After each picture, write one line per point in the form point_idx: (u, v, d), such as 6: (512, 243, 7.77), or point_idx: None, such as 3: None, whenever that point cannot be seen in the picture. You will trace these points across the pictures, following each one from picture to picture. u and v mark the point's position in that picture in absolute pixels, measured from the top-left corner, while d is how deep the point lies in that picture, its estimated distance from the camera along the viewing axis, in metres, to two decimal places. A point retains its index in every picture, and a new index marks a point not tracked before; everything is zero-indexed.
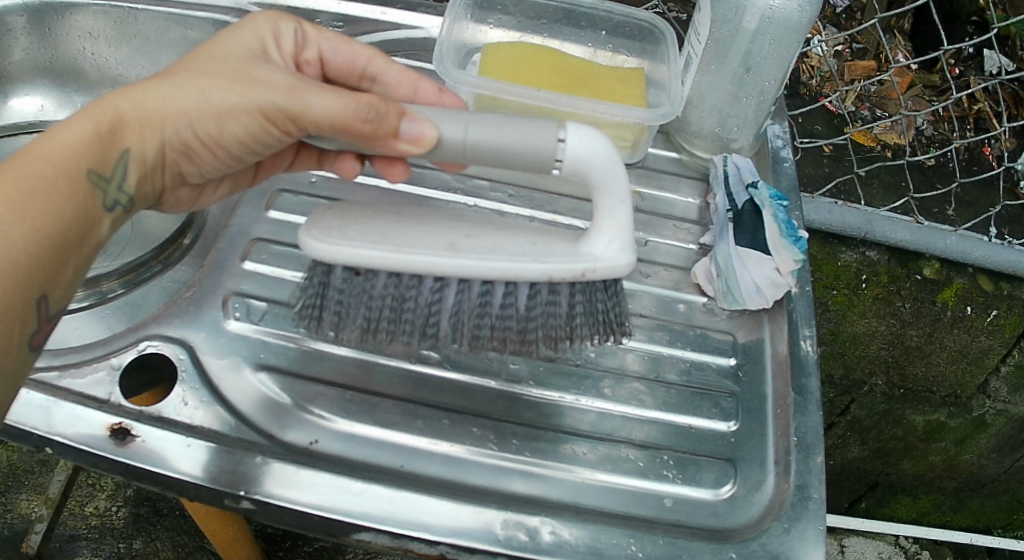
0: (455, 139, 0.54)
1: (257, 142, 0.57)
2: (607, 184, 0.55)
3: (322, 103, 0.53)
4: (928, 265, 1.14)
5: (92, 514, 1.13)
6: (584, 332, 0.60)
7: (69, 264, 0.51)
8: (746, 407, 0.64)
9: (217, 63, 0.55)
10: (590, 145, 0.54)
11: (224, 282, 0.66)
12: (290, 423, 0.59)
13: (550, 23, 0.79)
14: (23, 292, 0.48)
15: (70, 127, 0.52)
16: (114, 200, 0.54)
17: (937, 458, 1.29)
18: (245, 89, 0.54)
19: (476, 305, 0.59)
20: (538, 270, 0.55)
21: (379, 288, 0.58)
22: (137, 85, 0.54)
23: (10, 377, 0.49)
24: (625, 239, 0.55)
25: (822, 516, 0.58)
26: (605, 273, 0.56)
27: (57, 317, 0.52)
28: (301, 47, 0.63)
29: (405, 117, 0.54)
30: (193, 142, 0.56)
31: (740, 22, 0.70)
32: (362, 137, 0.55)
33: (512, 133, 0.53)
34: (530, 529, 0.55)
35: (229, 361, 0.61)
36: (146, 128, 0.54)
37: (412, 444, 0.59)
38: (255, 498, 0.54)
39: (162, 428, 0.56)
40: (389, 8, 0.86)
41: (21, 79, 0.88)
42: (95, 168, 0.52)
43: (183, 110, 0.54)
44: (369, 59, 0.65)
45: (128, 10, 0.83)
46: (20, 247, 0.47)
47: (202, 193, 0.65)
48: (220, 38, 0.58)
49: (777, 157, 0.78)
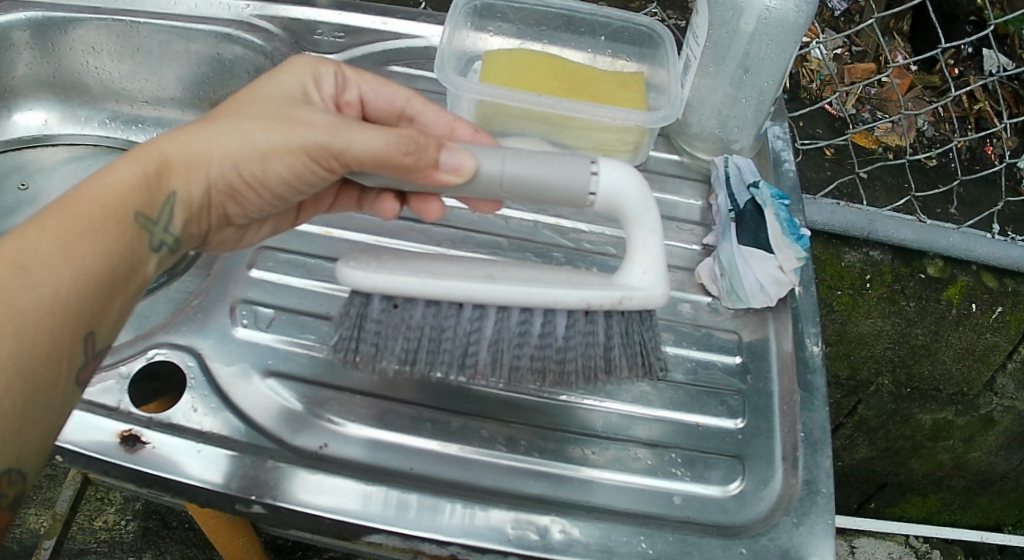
0: (493, 172, 0.55)
1: (301, 181, 0.59)
2: (639, 217, 0.57)
3: (363, 139, 0.55)
4: (932, 264, 1.14)
5: (100, 529, 1.14)
6: (622, 365, 0.59)
7: (116, 301, 0.51)
8: (753, 404, 0.64)
9: (260, 108, 0.57)
10: (622, 179, 0.56)
11: (231, 290, 0.67)
12: (301, 428, 0.59)
13: (550, 29, 0.80)
14: (70, 324, 0.48)
15: (118, 169, 0.53)
16: (159, 242, 0.55)
17: (946, 456, 1.29)
18: (289, 131, 0.56)
19: (514, 335, 0.59)
20: (577, 296, 0.56)
21: (418, 318, 0.58)
22: (184, 130, 0.56)
23: (57, 411, 0.48)
24: (659, 269, 0.57)
25: (831, 510, 0.58)
26: (641, 302, 0.56)
27: (102, 352, 0.52)
28: (342, 89, 0.64)
29: (443, 149, 0.55)
30: (238, 183, 0.57)
31: (738, 23, 0.70)
32: (403, 170, 0.56)
33: (547, 168, 0.55)
34: (541, 528, 0.55)
35: (237, 368, 0.62)
36: (192, 171, 0.55)
37: (422, 447, 0.59)
38: (266, 503, 0.55)
39: (172, 435, 0.57)
40: (390, 18, 0.88)
41: (25, 95, 0.89)
42: (143, 210, 0.53)
43: (229, 152, 0.56)
44: (407, 100, 0.67)
45: (130, 23, 0.84)
46: (70, 285, 0.47)
47: (246, 234, 0.66)
48: (263, 84, 0.60)
49: (778, 158, 0.78)
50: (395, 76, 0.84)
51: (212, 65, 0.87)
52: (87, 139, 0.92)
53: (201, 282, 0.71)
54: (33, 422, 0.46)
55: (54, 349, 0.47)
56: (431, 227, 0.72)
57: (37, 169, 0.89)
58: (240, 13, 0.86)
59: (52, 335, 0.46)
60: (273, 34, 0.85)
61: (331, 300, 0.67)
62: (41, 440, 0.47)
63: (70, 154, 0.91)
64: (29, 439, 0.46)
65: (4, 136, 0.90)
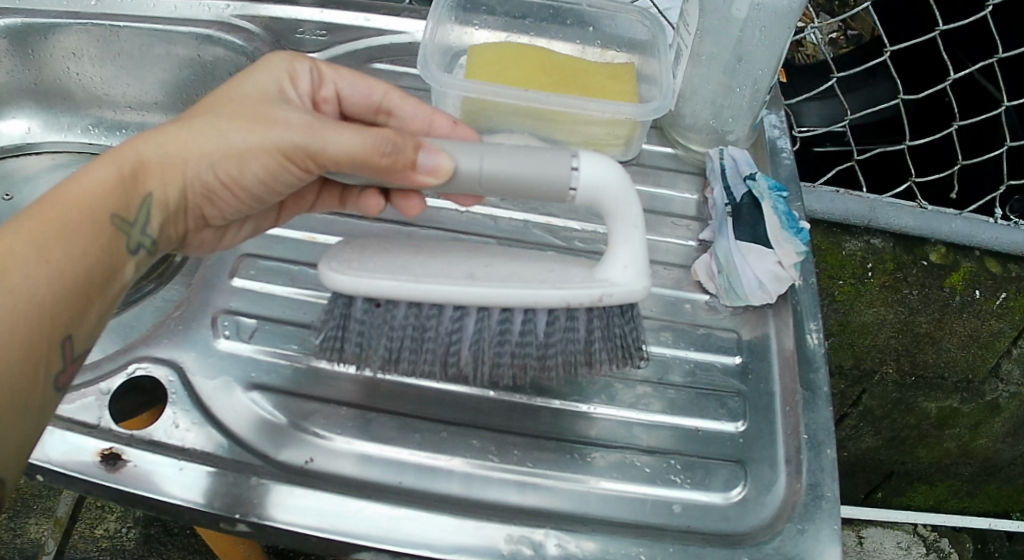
0: (471, 170, 0.53)
1: (277, 181, 0.56)
2: (622, 211, 0.54)
3: (339, 139, 0.53)
4: (934, 250, 1.09)
5: (102, 536, 1.12)
6: (601, 359, 0.58)
7: (94, 306, 0.49)
8: (754, 406, 0.62)
9: (235, 107, 0.55)
10: (603, 174, 0.53)
11: (213, 300, 0.65)
12: (285, 443, 0.57)
13: (536, 21, 0.77)
14: (48, 328, 0.46)
15: (93, 171, 0.50)
16: (137, 244, 0.53)
17: (952, 444, 1.27)
18: (263, 131, 0.53)
19: (495, 333, 0.57)
20: (557, 296, 0.55)
21: (400, 317, 0.57)
22: (158, 130, 0.54)
23: (35, 416, 0.46)
24: (641, 263, 0.55)
25: (836, 515, 0.56)
26: (621, 299, 0.55)
27: (81, 357, 0.50)
28: (318, 85, 0.62)
29: (421, 150, 0.53)
30: (214, 184, 0.55)
31: (729, 10, 0.68)
32: (381, 171, 0.53)
33: (525, 164, 0.53)
34: (536, 543, 0.53)
35: (220, 381, 0.60)
36: (167, 172, 0.53)
37: (411, 460, 0.57)
38: (251, 522, 0.53)
39: (154, 452, 0.55)
40: (373, 15, 0.85)
41: (6, 103, 0.87)
42: (119, 212, 0.51)
43: (204, 152, 0.53)
44: (385, 93, 0.64)
45: (110, 27, 0.81)
46: (47, 287, 0.45)
47: (226, 235, 0.63)
48: (239, 82, 0.58)
49: (775, 148, 0.76)
50: (379, 74, 0.82)
51: (194, 68, 0.85)
52: (70, 147, 0.89)
53: (185, 291, 0.69)
54: (9, 426, 0.44)
55: (29, 352, 0.44)
56: (418, 229, 0.69)
57: (20, 178, 0.87)
58: (221, 13, 0.84)
59: (29, 339, 0.44)
60: (254, 34, 0.82)
61: (316, 308, 0.65)
62: (17, 447, 0.45)
63: (54, 162, 0.89)
64: (5, 445, 0.44)
65: None
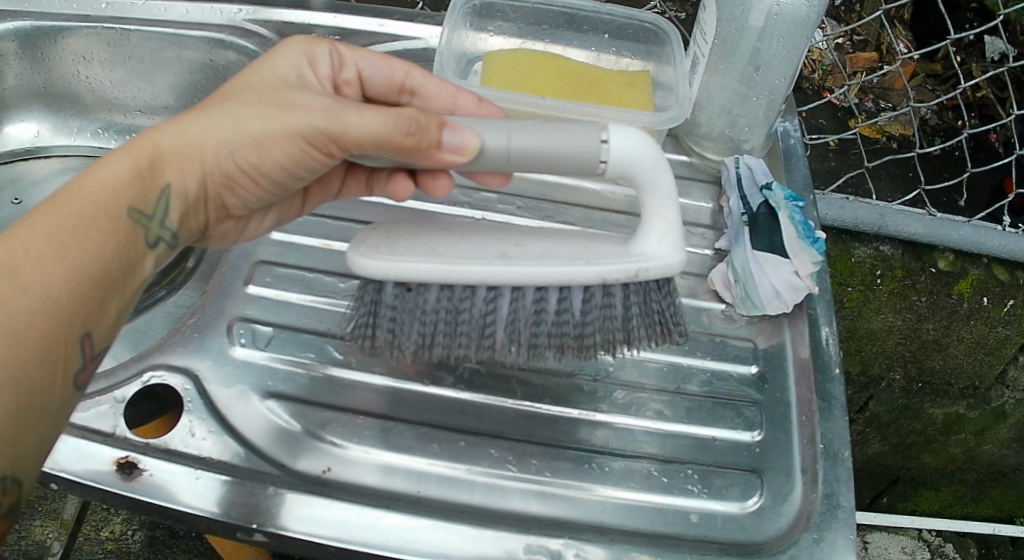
0: (499, 146, 0.53)
1: (299, 166, 0.56)
2: (653, 182, 0.55)
3: (362, 120, 0.53)
4: (943, 257, 1.11)
5: (108, 539, 1.11)
6: (641, 334, 0.59)
7: (112, 302, 0.48)
8: (770, 415, 0.62)
9: (253, 93, 0.55)
10: (634, 145, 0.54)
11: (228, 307, 0.65)
12: (301, 451, 0.57)
13: (551, 28, 0.77)
14: (66, 327, 0.45)
15: (109, 164, 0.50)
16: (156, 237, 0.52)
17: (958, 450, 1.27)
18: (283, 115, 0.53)
19: (531, 313, 0.58)
20: (592, 272, 0.54)
21: (432, 302, 0.57)
22: (175, 120, 0.53)
23: (52, 417, 0.45)
24: (676, 236, 0.54)
25: (852, 524, 0.57)
26: (659, 272, 0.54)
27: (99, 356, 0.49)
28: (338, 68, 0.62)
29: (445, 127, 0.53)
30: (234, 172, 0.55)
31: (747, 19, 0.68)
32: (404, 152, 0.53)
33: (555, 138, 0.53)
34: (553, 552, 0.53)
35: (236, 390, 0.60)
36: (186, 162, 0.53)
37: (428, 469, 0.57)
38: (268, 531, 0.53)
39: (170, 461, 0.55)
40: (386, 20, 0.85)
41: (15, 106, 0.87)
42: (138, 204, 0.50)
43: (222, 140, 0.53)
44: (407, 72, 0.64)
45: (121, 31, 0.81)
46: (63, 286, 0.44)
47: (247, 226, 0.63)
48: (256, 69, 0.57)
49: (789, 155, 0.76)
50: None
51: (205, 72, 0.85)
52: (79, 151, 0.89)
53: (198, 298, 0.68)
54: (30, 427, 0.43)
55: (48, 350, 0.44)
56: None
57: (29, 182, 0.86)
58: (233, 18, 0.83)
59: (47, 337, 0.44)
60: (267, 39, 0.82)
61: (332, 316, 0.65)
62: (38, 449, 0.44)
63: (63, 166, 0.88)
64: (26, 448, 0.43)
65: None
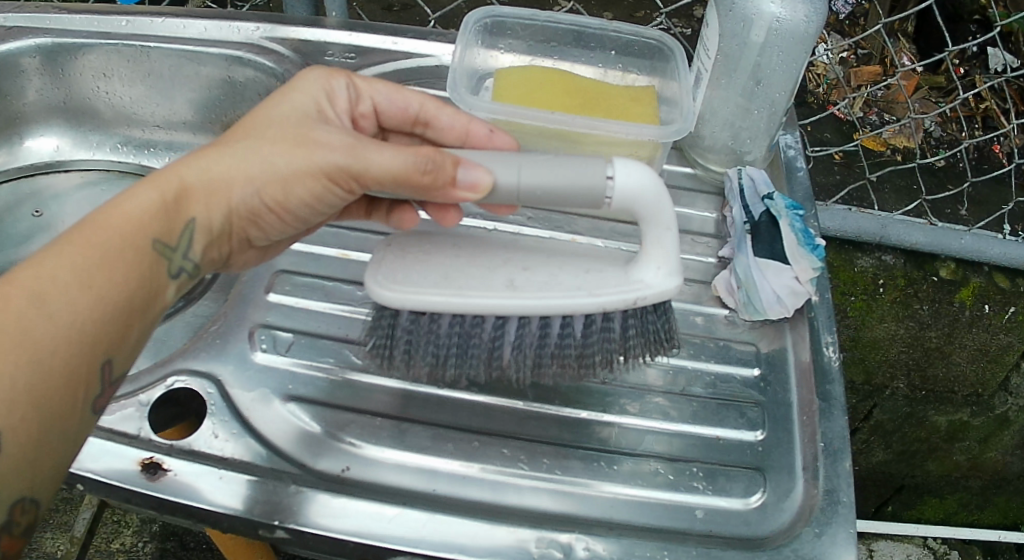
0: (509, 184, 0.54)
1: (321, 202, 0.58)
2: (656, 218, 0.56)
3: (382, 161, 0.55)
4: (944, 267, 1.13)
5: (118, 550, 1.13)
6: (638, 350, 0.60)
7: (134, 329, 0.50)
8: (772, 415, 0.64)
9: (276, 129, 0.56)
10: (639, 183, 0.54)
11: (249, 315, 0.68)
12: (322, 452, 0.59)
13: (560, 46, 0.80)
14: (87, 359, 0.47)
15: (136, 197, 0.52)
16: (179, 268, 0.54)
17: (961, 458, 1.28)
18: (306, 154, 0.55)
19: (535, 340, 0.59)
20: (596, 303, 0.56)
21: (445, 328, 0.59)
22: (199, 155, 0.55)
23: (72, 437, 0.48)
24: (672, 265, 0.56)
25: (853, 520, 0.58)
26: (655, 300, 0.56)
27: (120, 379, 0.51)
28: (356, 101, 0.64)
29: (461, 166, 0.55)
30: (260, 209, 0.57)
31: (748, 35, 0.71)
32: (423, 188, 0.55)
33: (563, 175, 0.54)
34: (564, 545, 0.55)
35: (258, 393, 0.62)
36: (212, 197, 0.55)
37: (444, 468, 0.59)
38: (289, 528, 0.54)
39: (196, 462, 0.57)
40: (401, 38, 0.88)
41: (35, 121, 0.90)
42: (161, 237, 0.52)
43: (246, 178, 0.55)
44: (422, 105, 0.67)
45: (141, 48, 0.84)
46: (87, 319, 0.47)
47: (266, 254, 0.66)
48: (278, 101, 0.59)
49: (791, 167, 0.79)
50: None
51: (223, 88, 0.88)
52: (99, 164, 0.92)
53: (219, 307, 0.71)
54: (49, 448, 0.46)
55: (69, 378, 0.46)
56: None
57: (50, 196, 0.89)
58: (251, 36, 0.86)
59: (67, 364, 0.46)
60: (284, 56, 0.85)
61: (350, 322, 0.67)
62: (54, 469, 0.47)
63: (83, 179, 0.91)
64: (42, 468, 0.45)
65: (17, 163, 0.90)
